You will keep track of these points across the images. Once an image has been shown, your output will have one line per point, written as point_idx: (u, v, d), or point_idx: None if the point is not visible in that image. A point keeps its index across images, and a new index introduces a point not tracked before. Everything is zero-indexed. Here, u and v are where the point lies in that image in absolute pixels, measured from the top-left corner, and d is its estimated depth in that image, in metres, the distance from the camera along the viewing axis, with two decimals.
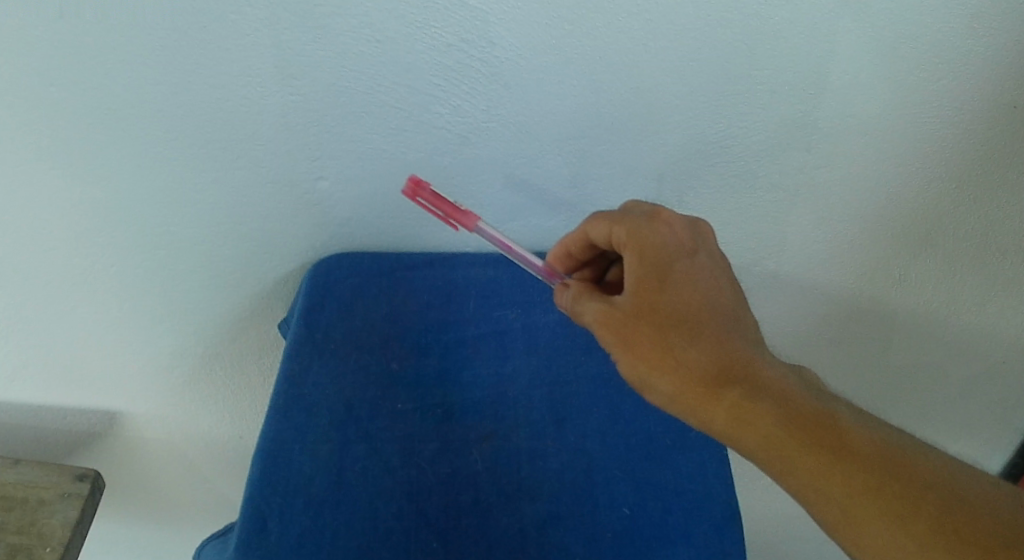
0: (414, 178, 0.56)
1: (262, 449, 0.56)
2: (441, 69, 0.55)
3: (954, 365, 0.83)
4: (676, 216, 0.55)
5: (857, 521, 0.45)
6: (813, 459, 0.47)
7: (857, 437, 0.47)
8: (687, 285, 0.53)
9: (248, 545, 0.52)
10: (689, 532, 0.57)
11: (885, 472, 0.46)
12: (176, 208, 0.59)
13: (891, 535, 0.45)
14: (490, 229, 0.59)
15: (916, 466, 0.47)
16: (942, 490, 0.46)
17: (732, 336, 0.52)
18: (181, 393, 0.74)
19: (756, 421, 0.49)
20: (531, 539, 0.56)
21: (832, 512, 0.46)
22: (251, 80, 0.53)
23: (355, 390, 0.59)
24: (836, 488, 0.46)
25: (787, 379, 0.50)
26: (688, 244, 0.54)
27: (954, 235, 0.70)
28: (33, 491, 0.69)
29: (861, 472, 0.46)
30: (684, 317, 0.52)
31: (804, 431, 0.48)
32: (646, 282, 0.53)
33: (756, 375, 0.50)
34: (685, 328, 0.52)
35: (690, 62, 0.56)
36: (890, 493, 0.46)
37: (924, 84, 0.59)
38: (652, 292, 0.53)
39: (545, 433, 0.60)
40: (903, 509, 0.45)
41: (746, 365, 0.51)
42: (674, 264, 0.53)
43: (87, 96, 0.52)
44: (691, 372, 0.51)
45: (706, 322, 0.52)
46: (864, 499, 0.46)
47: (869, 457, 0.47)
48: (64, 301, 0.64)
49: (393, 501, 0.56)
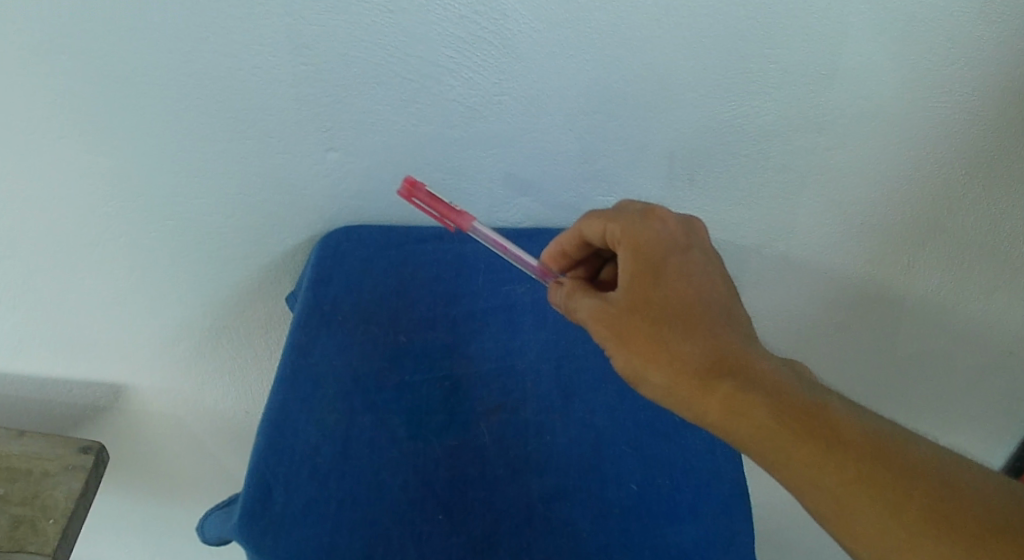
0: (409, 179, 0.56)
1: (268, 418, 0.56)
2: (454, 40, 0.55)
3: (961, 355, 0.82)
4: (667, 213, 0.55)
5: (849, 511, 0.44)
6: (807, 450, 0.45)
7: (850, 427, 0.46)
8: (682, 279, 0.52)
9: (252, 514, 0.51)
10: (697, 509, 0.57)
11: (879, 462, 0.45)
12: (185, 178, 0.59)
13: (882, 525, 0.43)
14: (484, 229, 0.58)
15: (911, 456, 0.45)
16: (937, 477, 0.44)
17: (727, 330, 0.50)
18: (187, 366, 0.74)
19: (749, 415, 0.47)
20: (537, 513, 0.56)
21: (825, 503, 0.45)
22: (262, 49, 0.53)
23: (363, 361, 0.59)
24: (830, 479, 0.45)
25: (780, 372, 0.49)
26: (680, 240, 0.54)
27: (964, 222, 0.69)
28: (37, 462, 0.69)
29: (854, 463, 0.45)
30: (677, 311, 0.50)
31: (798, 422, 0.46)
32: (640, 276, 0.52)
33: (750, 368, 0.48)
34: (679, 320, 0.50)
35: (702, 40, 0.56)
36: (883, 483, 0.44)
37: (937, 68, 0.58)
38: (645, 287, 0.52)
39: (554, 407, 0.60)
40: (895, 498, 0.44)
41: (739, 358, 0.49)
42: (667, 258, 0.53)
43: (98, 63, 0.52)
44: (685, 364, 0.49)
45: (701, 317, 0.51)
46: (858, 489, 0.44)
47: (862, 447, 0.45)
48: (71, 271, 0.64)
49: (400, 473, 0.55)
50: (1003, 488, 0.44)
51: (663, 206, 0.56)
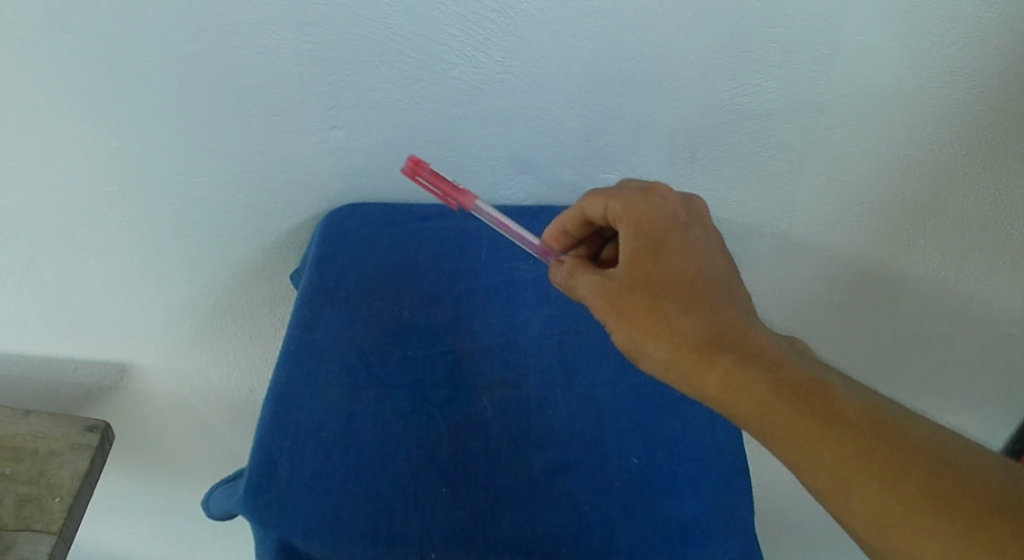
0: (412, 157, 0.56)
1: (274, 392, 0.56)
2: (458, 19, 0.55)
3: (960, 334, 0.82)
4: (668, 191, 0.55)
5: (846, 485, 0.44)
6: (805, 424, 0.45)
7: (849, 403, 0.46)
8: (683, 255, 0.52)
9: (258, 487, 0.52)
10: (697, 483, 0.56)
11: (877, 438, 0.45)
12: (190, 157, 0.60)
13: (879, 498, 0.44)
14: (488, 208, 0.59)
15: (910, 433, 0.45)
16: (935, 456, 0.44)
17: (728, 306, 0.50)
18: (192, 346, 0.74)
19: (749, 389, 0.47)
20: (540, 487, 0.55)
21: (822, 477, 0.45)
22: (268, 28, 0.53)
23: (367, 337, 0.60)
24: (829, 455, 0.45)
25: (781, 346, 0.49)
26: (681, 216, 0.54)
27: (965, 200, 0.69)
28: (43, 442, 0.70)
29: (852, 437, 0.45)
30: (678, 286, 0.51)
31: (796, 397, 0.46)
32: (641, 252, 0.52)
33: (750, 342, 0.49)
34: (680, 296, 0.50)
35: (704, 19, 0.56)
36: (880, 458, 0.44)
37: (938, 47, 0.59)
38: (646, 263, 0.52)
39: (556, 382, 0.60)
40: (892, 473, 0.44)
41: (739, 333, 0.49)
42: (669, 234, 0.53)
43: (103, 43, 0.52)
44: (685, 340, 0.49)
45: (701, 292, 0.51)
46: (856, 464, 0.44)
47: (861, 422, 0.45)
48: (77, 250, 0.65)
49: (403, 446, 0.55)
50: (1004, 469, 0.45)
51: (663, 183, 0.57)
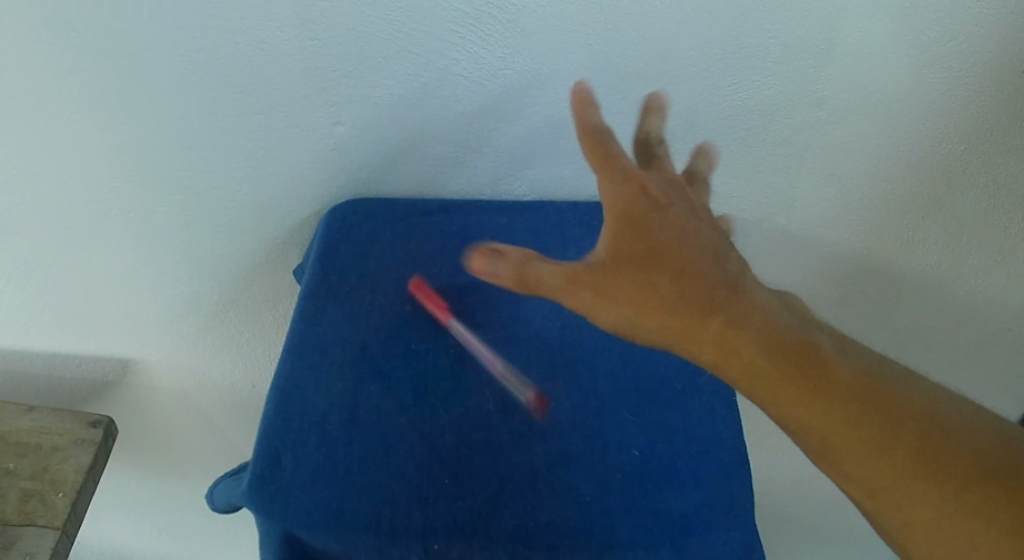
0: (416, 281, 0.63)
1: (278, 386, 0.57)
2: (460, 15, 0.56)
3: (960, 330, 0.83)
4: (657, 150, 0.54)
5: (839, 451, 0.44)
6: (798, 394, 0.44)
7: (839, 370, 0.45)
8: (666, 230, 0.49)
9: (262, 480, 0.52)
10: (698, 475, 0.57)
11: (868, 404, 0.44)
12: (194, 153, 0.60)
13: (873, 465, 0.43)
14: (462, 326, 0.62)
15: (900, 399, 0.45)
16: (928, 421, 0.44)
17: (715, 277, 0.48)
18: (194, 341, 0.75)
19: (738, 354, 0.45)
20: (542, 478, 0.55)
21: (813, 441, 0.44)
22: (272, 24, 0.54)
23: (370, 330, 0.60)
24: (819, 421, 0.44)
25: (768, 314, 0.47)
26: (670, 179, 0.52)
27: (963, 196, 0.70)
28: (47, 437, 0.70)
29: (843, 404, 0.44)
30: (662, 260, 0.48)
31: (789, 366, 0.45)
32: (621, 230, 0.49)
33: (737, 314, 0.47)
34: (665, 270, 0.48)
35: (704, 15, 0.57)
36: (873, 425, 0.44)
37: (936, 43, 0.59)
38: (628, 239, 0.49)
39: (557, 375, 0.61)
40: (885, 441, 0.43)
41: (726, 305, 0.47)
42: (650, 211, 0.50)
43: (108, 40, 0.53)
44: (670, 316, 0.47)
45: (686, 266, 0.48)
46: (850, 431, 0.44)
47: (854, 391, 0.45)
48: (82, 246, 0.65)
49: (406, 438, 0.55)
50: (999, 433, 0.44)
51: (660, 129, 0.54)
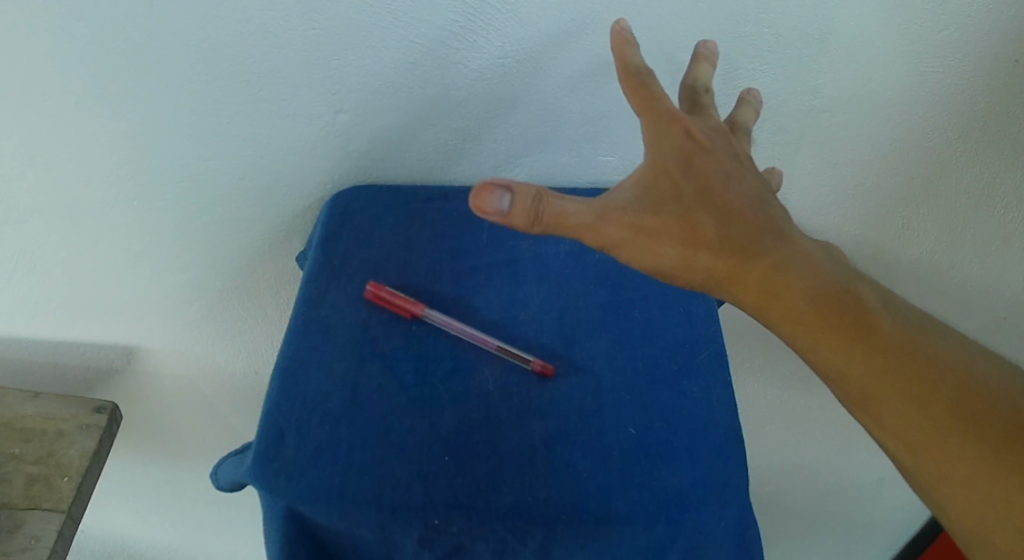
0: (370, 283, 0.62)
1: (282, 366, 0.58)
2: (459, 5, 0.57)
3: (956, 319, 0.84)
4: (702, 98, 0.56)
5: (876, 400, 0.50)
6: (845, 347, 0.50)
7: (883, 324, 0.51)
8: (720, 180, 0.52)
9: (266, 457, 0.53)
10: (694, 453, 0.57)
11: (904, 356, 0.50)
12: (198, 140, 0.61)
13: (906, 415, 0.49)
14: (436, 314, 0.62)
15: (931, 352, 0.51)
16: (955, 374, 0.51)
17: (766, 228, 0.52)
18: (198, 328, 0.76)
19: (787, 301, 0.50)
20: (540, 455, 0.56)
21: (853, 393, 0.50)
22: (276, 13, 0.55)
23: (372, 312, 0.61)
24: (861, 370, 0.50)
25: (817, 269, 0.51)
26: (714, 125, 0.55)
27: (957, 184, 0.71)
28: (52, 422, 0.71)
29: (885, 354, 0.50)
30: (718, 209, 0.51)
31: (837, 321, 0.50)
32: (676, 174, 0.51)
33: (789, 268, 0.51)
34: (720, 219, 0.51)
35: (701, 4, 0.58)
36: (909, 378, 0.50)
37: (927, 33, 0.61)
38: (683, 184, 0.51)
39: (555, 355, 0.62)
40: (920, 395, 0.50)
41: (779, 257, 0.51)
42: (702, 159, 0.52)
43: (115, 29, 0.54)
44: (723, 262, 0.50)
45: (739, 216, 0.51)
46: (886, 384, 0.50)
47: (896, 343, 0.50)
48: (88, 233, 0.66)
49: (407, 417, 0.56)
50: (1004, 376, 0.52)
51: (707, 77, 0.57)
